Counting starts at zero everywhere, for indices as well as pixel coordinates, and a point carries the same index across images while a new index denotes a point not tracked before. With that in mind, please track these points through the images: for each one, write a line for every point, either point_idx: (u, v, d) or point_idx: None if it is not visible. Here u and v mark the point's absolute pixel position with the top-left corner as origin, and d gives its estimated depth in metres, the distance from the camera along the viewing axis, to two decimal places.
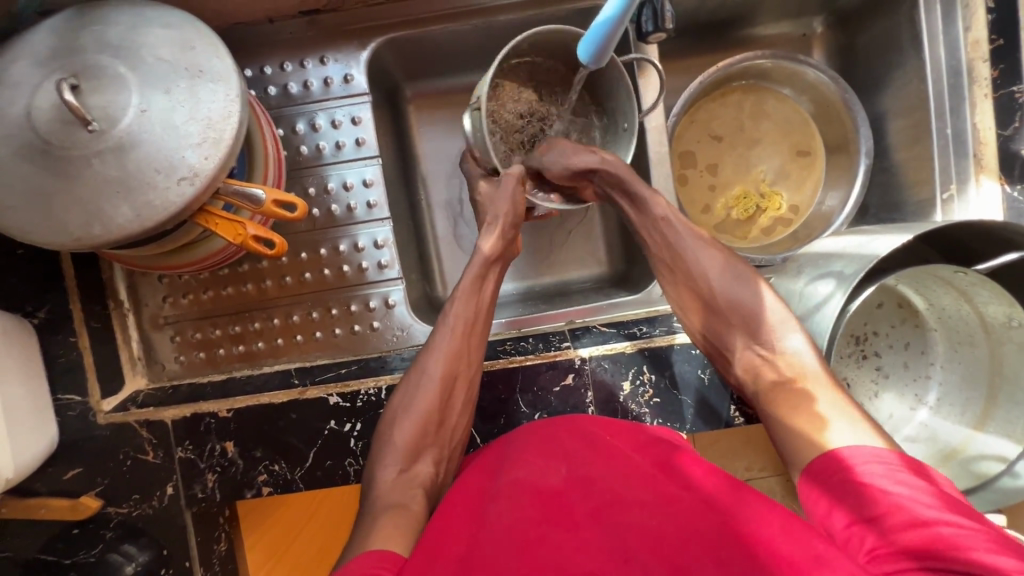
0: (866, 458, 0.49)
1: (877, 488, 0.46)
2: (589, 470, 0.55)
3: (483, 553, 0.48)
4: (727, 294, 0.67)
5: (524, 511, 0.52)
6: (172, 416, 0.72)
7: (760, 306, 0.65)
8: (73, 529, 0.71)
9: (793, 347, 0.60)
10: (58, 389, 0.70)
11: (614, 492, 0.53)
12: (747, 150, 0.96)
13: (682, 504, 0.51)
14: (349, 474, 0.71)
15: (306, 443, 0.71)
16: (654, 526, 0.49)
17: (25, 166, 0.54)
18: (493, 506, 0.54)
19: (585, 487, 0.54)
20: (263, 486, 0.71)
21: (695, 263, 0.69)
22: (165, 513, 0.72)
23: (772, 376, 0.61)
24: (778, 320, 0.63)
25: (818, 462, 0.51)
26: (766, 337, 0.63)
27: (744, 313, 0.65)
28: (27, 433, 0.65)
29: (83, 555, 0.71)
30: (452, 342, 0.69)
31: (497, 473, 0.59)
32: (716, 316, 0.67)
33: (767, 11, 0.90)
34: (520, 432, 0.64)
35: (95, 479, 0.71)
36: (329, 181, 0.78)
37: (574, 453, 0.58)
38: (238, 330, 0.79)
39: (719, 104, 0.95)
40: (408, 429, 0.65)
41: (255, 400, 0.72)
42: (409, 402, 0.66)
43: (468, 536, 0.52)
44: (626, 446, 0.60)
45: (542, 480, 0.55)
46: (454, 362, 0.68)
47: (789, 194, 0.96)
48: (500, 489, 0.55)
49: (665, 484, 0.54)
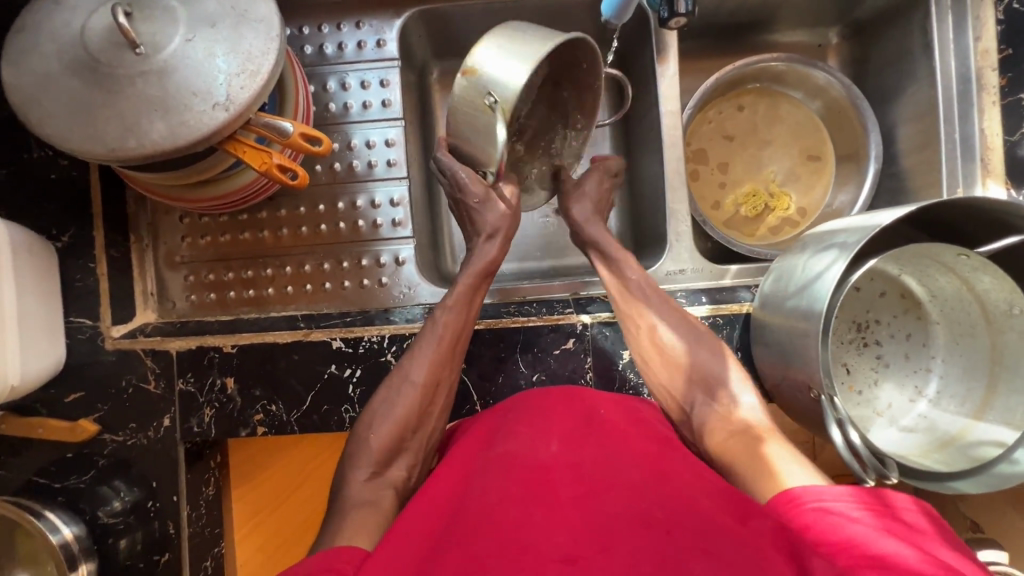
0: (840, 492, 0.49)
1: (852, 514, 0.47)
2: (580, 457, 0.57)
3: (458, 532, 0.50)
4: (689, 350, 0.68)
5: (506, 488, 0.54)
6: (177, 347, 0.73)
7: (721, 370, 0.66)
8: (67, 453, 0.72)
9: (743, 401, 0.64)
10: (70, 311, 0.73)
11: (607, 481, 0.54)
12: (759, 150, 0.99)
13: (681, 497, 0.51)
14: (344, 421, 0.72)
15: (305, 385, 0.72)
16: (646, 516, 0.49)
17: (73, 81, 0.57)
18: (476, 483, 0.56)
19: (570, 468, 0.56)
20: (258, 425, 0.73)
21: (655, 318, 0.69)
22: (158, 444, 0.73)
23: (731, 429, 0.62)
24: (732, 378, 0.66)
25: (771, 499, 0.52)
26: (721, 395, 0.65)
27: (704, 369, 0.67)
28: (37, 347, 0.67)
29: (74, 480, 0.72)
30: (436, 352, 0.69)
31: (488, 446, 0.61)
32: (678, 369, 0.68)
33: (786, 17, 0.94)
34: (516, 405, 0.66)
35: (95, 405, 0.72)
36: (353, 138, 0.81)
37: (565, 433, 0.60)
38: (250, 274, 0.80)
39: (734, 104, 0.99)
40: (384, 434, 0.65)
41: (259, 337, 0.73)
42: (388, 408, 0.66)
43: (452, 511, 0.54)
44: (623, 435, 0.61)
45: (529, 457, 0.57)
46: (438, 370, 0.68)
47: (797, 195, 0.98)
48: (489, 463, 0.58)
49: (666, 477, 0.54)
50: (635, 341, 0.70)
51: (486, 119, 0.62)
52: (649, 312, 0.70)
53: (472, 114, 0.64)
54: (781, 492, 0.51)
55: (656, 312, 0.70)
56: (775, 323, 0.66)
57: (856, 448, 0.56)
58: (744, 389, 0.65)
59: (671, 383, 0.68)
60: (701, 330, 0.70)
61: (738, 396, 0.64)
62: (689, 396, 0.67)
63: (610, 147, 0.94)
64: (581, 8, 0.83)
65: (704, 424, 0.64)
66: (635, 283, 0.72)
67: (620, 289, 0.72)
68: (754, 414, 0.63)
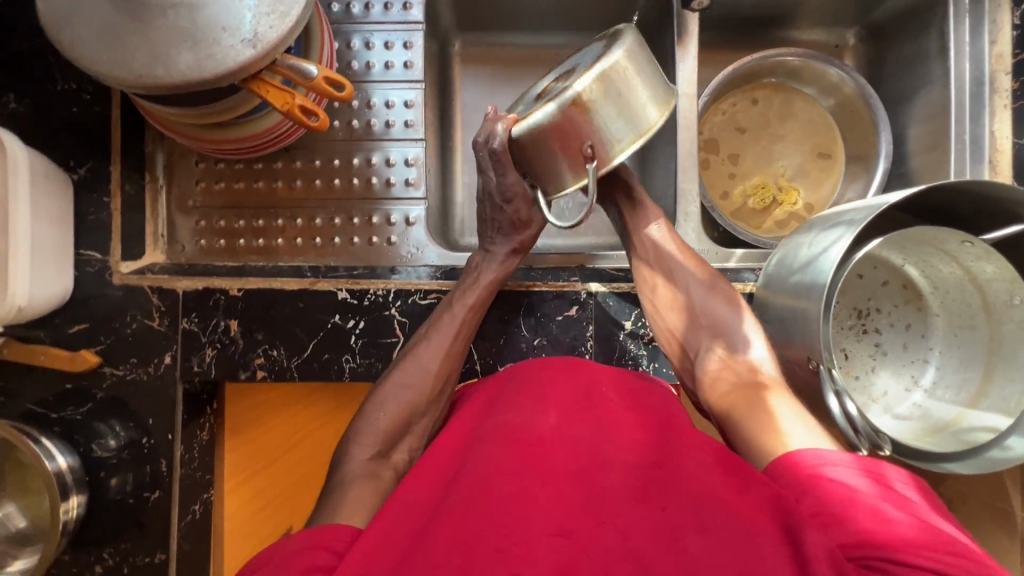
0: (839, 461, 0.50)
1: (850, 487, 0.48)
2: (577, 429, 0.57)
3: (456, 503, 0.51)
4: (704, 299, 0.70)
5: (504, 461, 0.54)
6: (184, 287, 0.73)
7: (736, 322, 0.67)
8: (66, 384, 0.73)
9: (754, 352, 0.65)
10: (81, 243, 0.73)
11: (605, 456, 0.54)
12: (770, 144, 1.00)
13: (679, 472, 0.52)
14: (343, 371, 0.73)
15: (308, 333, 0.73)
16: (642, 492, 0.50)
17: (105, 7, 0.58)
18: (473, 455, 0.57)
19: (568, 442, 0.56)
20: (258, 369, 0.73)
21: (675, 268, 0.71)
22: (158, 381, 0.73)
23: (736, 380, 0.62)
24: (747, 328, 0.67)
25: (770, 466, 0.52)
26: (729, 344, 0.66)
27: (717, 319, 0.68)
28: (47, 273, 0.67)
29: (71, 411, 0.73)
30: (447, 345, 0.70)
31: (486, 418, 0.61)
32: (691, 316, 0.70)
33: (806, 15, 0.96)
34: (515, 375, 0.66)
35: (98, 338, 0.73)
36: (373, 97, 0.82)
37: (565, 407, 0.60)
38: (261, 224, 0.80)
39: (748, 97, 1.00)
40: (389, 418, 0.65)
41: (266, 283, 0.74)
42: (395, 392, 0.66)
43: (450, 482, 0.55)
44: (620, 411, 0.61)
45: (528, 431, 0.57)
46: (448, 362, 0.69)
47: (806, 191, 0.99)
48: (487, 434, 0.58)
49: (663, 452, 0.55)
50: (649, 286, 0.72)
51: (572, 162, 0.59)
52: (669, 264, 0.72)
53: (550, 148, 0.59)
54: (777, 457, 0.52)
55: (674, 262, 0.71)
56: (777, 302, 0.67)
57: (853, 420, 0.57)
58: (757, 339, 0.65)
59: (682, 329, 0.70)
60: (721, 283, 0.71)
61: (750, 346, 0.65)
62: (696, 341, 0.69)
63: None
64: None
65: (709, 372, 0.65)
66: (658, 237, 0.73)
67: (639, 238, 0.73)
68: (764, 364, 0.64)
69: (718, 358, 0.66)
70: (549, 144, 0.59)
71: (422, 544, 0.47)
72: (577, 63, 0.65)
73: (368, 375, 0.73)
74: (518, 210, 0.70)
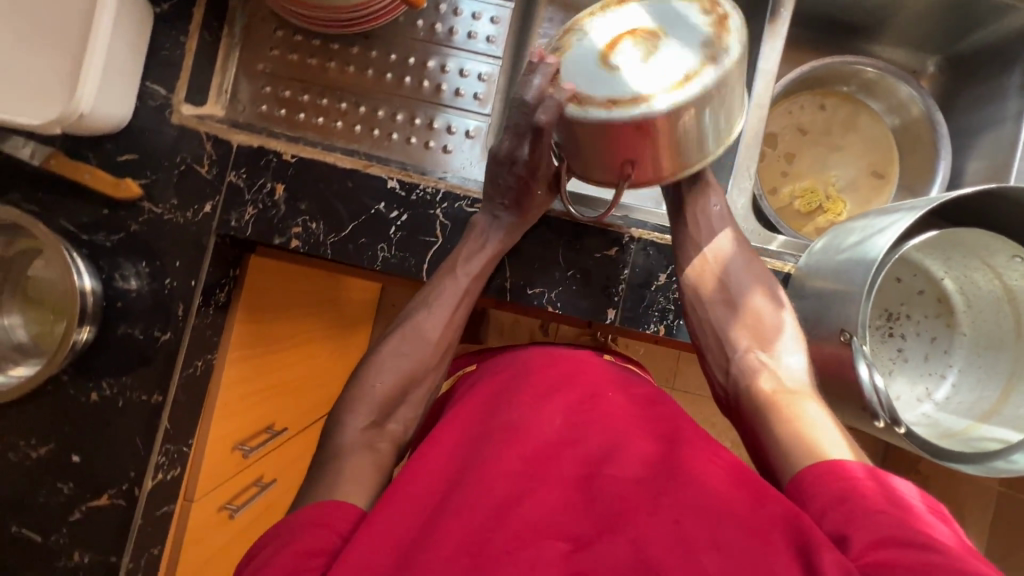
0: (864, 477, 0.50)
1: (874, 505, 0.47)
2: (583, 434, 0.60)
3: (461, 499, 0.53)
4: (746, 300, 0.68)
5: (512, 462, 0.56)
6: (240, 141, 0.74)
7: (779, 328, 0.66)
8: (103, 209, 0.73)
9: (792, 363, 0.63)
10: (149, 76, 0.74)
11: (613, 462, 0.56)
12: (827, 152, 1.00)
13: (688, 481, 0.53)
14: (376, 258, 0.73)
15: (350, 214, 0.73)
16: (652, 503, 0.52)
17: None
18: (479, 448, 0.59)
19: (575, 447, 0.59)
20: (293, 238, 0.73)
21: (723, 263, 0.71)
22: (193, 227, 0.74)
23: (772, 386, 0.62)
24: (787, 337, 0.65)
25: (795, 479, 0.53)
26: (768, 346, 0.65)
27: (758, 322, 0.67)
28: (114, 92, 0.68)
29: (101, 237, 0.74)
30: (446, 313, 0.70)
31: (490, 412, 0.64)
32: (733, 313, 0.68)
33: (893, 31, 0.96)
34: (526, 366, 0.68)
35: (145, 172, 0.73)
36: (461, 6, 0.82)
37: (573, 412, 0.63)
38: (325, 103, 0.80)
39: (817, 102, 1.01)
40: (387, 382, 0.66)
41: (321, 155, 0.74)
42: (392, 358, 0.68)
43: (456, 473, 0.57)
44: (626, 417, 0.63)
45: (536, 431, 0.59)
46: (448, 330, 0.71)
47: (853, 205, 0.99)
48: (494, 431, 0.60)
49: (671, 457, 0.57)
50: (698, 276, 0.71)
51: (608, 167, 0.60)
52: (717, 257, 0.71)
53: (591, 143, 0.58)
54: (801, 471, 0.53)
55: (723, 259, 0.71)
56: (816, 283, 0.68)
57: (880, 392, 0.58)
58: (796, 349, 0.64)
59: (725, 325, 0.68)
60: (766, 284, 0.70)
61: (790, 355, 0.64)
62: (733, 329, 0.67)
63: None
64: None
65: (745, 372, 0.65)
66: (714, 216, 0.71)
67: (689, 223, 0.72)
68: (799, 374, 0.62)
69: (755, 355, 0.65)
70: (595, 142, 0.57)
71: (430, 534, 0.50)
72: (672, 26, 0.56)
73: (399, 268, 0.73)
74: (534, 186, 0.68)
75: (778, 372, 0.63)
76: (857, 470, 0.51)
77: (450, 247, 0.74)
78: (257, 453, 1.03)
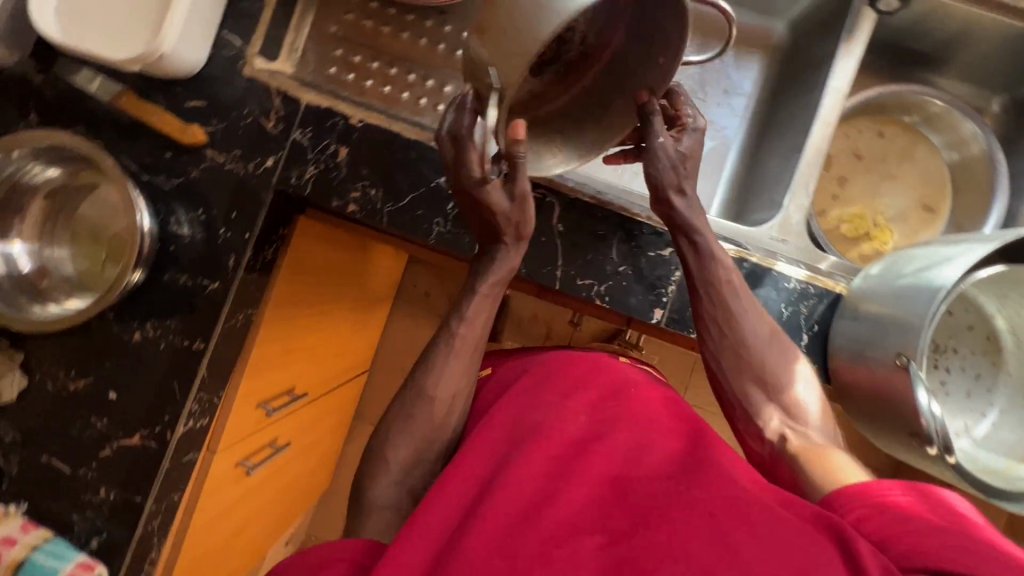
0: (899, 488, 0.50)
1: (915, 513, 0.47)
2: (608, 431, 0.61)
3: (493, 500, 0.54)
4: (774, 369, 0.64)
5: (539, 465, 0.57)
6: (309, 101, 0.74)
7: (806, 395, 0.64)
8: (166, 152, 0.74)
9: (818, 429, 0.63)
10: (226, 25, 0.74)
11: (640, 462, 0.58)
12: (880, 180, 1.00)
13: (717, 475, 0.53)
14: (431, 232, 0.73)
15: (410, 185, 0.73)
16: (685, 496, 0.51)
17: None
18: (507, 450, 0.60)
19: (600, 444, 0.59)
20: (351, 202, 0.73)
21: (745, 331, 0.64)
22: (252, 180, 0.74)
23: (805, 445, 0.61)
24: (812, 407, 0.64)
25: (830, 495, 0.53)
26: (796, 414, 0.63)
27: (786, 392, 0.64)
28: (192, 36, 0.68)
29: (161, 180, 0.74)
30: (455, 366, 0.66)
31: (516, 413, 0.65)
32: (763, 385, 0.64)
33: (964, 65, 0.95)
34: (550, 368, 0.70)
35: (211, 120, 0.74)
36: None
37: (598, 411, 0.64)
38: (392, 72, 0.77)
39: (876, 130, 1.00)
40: (406, 443, 0.65)
41: (386, 124, 0.74)
42: (405, 422, 0.65)
43: (488, 473, 0.59)
44: (651, 415, 0.64)
45: (562, 433, 0.61)
46: (456, 382, 0.66)
47: (901, 235, 0.98)
48: (522, 433, 0.61)
49: (698, 456, 0.58)
50: (722, 350, 0.65)
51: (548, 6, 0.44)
52: (739, 322, 0.64)
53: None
54: (833, 489, 0.54)
55: (746, 326, 0.64)
56: (872, 307, 0.67)
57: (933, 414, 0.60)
58: (819, 416, 0.64)
59: (753, 397, 0.64)
60: (785, 342, 0.66)
61: (816, 423, 0.63)
62: (751, 400, 0.64)
63: (747, 117, 0.99)
64: None
65: (777, 441, 0.63)
66: (728, 276, 0.65)
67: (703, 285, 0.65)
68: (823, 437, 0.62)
69: (784, 425, 0.63)
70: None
71: (461, 539, 0.52)
72: None
73: (453, 244, 0.73)
74: (521, 223, 0.60)
75: (807, 438, 0.62)
76: (892, 482, 0.51)
77: None
78: (277, 413, 1.04)
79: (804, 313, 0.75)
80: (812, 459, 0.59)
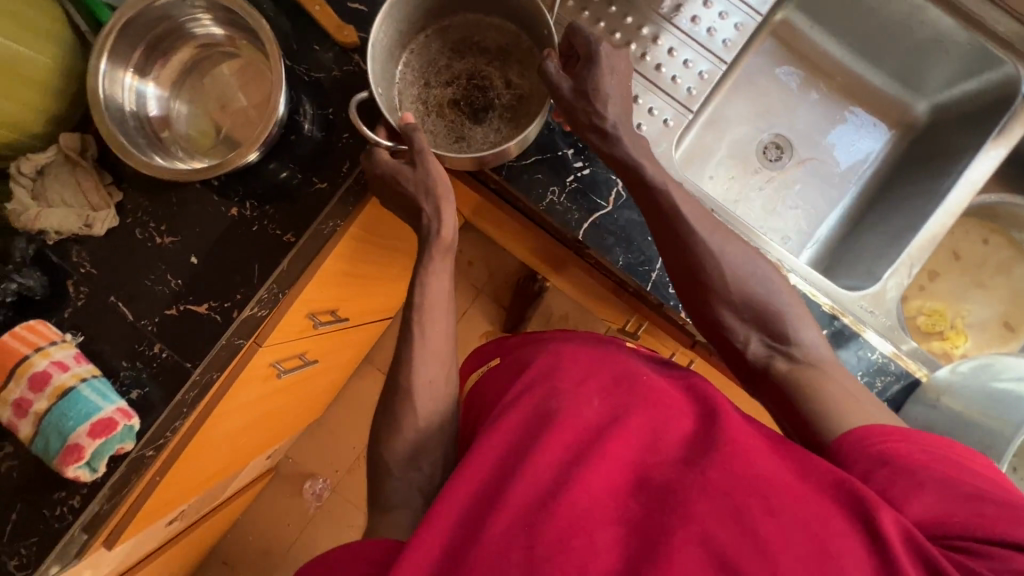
0: (899, 435, 0.51)
1: (919, 460, 0.49)
2: (624, 412, 0.55)
3: (513, 486, 0.50)
4: (754, 287, 0.61)
5: (558, 453, 0.52)
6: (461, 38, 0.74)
7: (792, 309, 0.61)
8: (316, 46, 0.74)
9: (808, 345, 0.60)
10: None
11: (657, 445, 0.54)
12: (969, 284, 0.98)
13: (735, 455, 0.50)
14: (543, 199, 0.74)
15: (539, 149, 0.75)
16: (701, 479, 0.49)
17: None
18: (522, 433, 0.54)
19: (617, 427, 0.54)
20: (472, 143, 0.74)
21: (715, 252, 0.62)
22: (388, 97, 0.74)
23: (788, 369, 0.59)
24: (793, 316, 0.61)
25: (835, 439, 0.53)
26: (777, 332, 0.60)
27: (769, 307, 0.61)
28: None
29: (301, 70, 0.74)
30: (430, 367, 0.69)
31: (529, 386, 0.59)
32: (740, 307, 0.62)
33: None
34: (564, 348, 0.63)
35: (367, 28, 0.74)
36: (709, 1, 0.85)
37: (612, 391, 0.58)
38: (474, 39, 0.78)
39: (982, 237, 0.99)
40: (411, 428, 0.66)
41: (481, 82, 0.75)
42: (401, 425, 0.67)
43: (505, 451, 0.53)
44: (664, 389, 0.59)
45: (576, 414, 0.55)
46: (438, 382, 0.69)
47: (975, 344, 0.96)
48: (538, 412, 0.55)
49: (712, 434, 0.53)
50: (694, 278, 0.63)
51: None
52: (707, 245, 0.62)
53: None
54: (834, 439, 0.53)
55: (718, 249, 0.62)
56: (957, 404, 0.67)
57: None
58: (805, 325, 0.61)
59: (734, 322, 0.62)
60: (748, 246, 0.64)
61: (799, 332, 0.60)
62: (728, 326, 0.62)
63: (861, 183, 0.98)
64: (968, 53, 0.85)
65: (758, 360, 0.60)
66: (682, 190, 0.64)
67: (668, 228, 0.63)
68: (812, 350, 0.60)
69: (772, 350, 0.60)
70: None
71: (481, 529, 0.48)
72: None
73: (561, 216, 0.74)
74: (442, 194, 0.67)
75: (794, 351, 0.59)
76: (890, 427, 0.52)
77: (614, 216, 0.74)
78: (321, 329, 1.04)
79: (878, 388, 0.74)
80: (812, 399, 0.56)
